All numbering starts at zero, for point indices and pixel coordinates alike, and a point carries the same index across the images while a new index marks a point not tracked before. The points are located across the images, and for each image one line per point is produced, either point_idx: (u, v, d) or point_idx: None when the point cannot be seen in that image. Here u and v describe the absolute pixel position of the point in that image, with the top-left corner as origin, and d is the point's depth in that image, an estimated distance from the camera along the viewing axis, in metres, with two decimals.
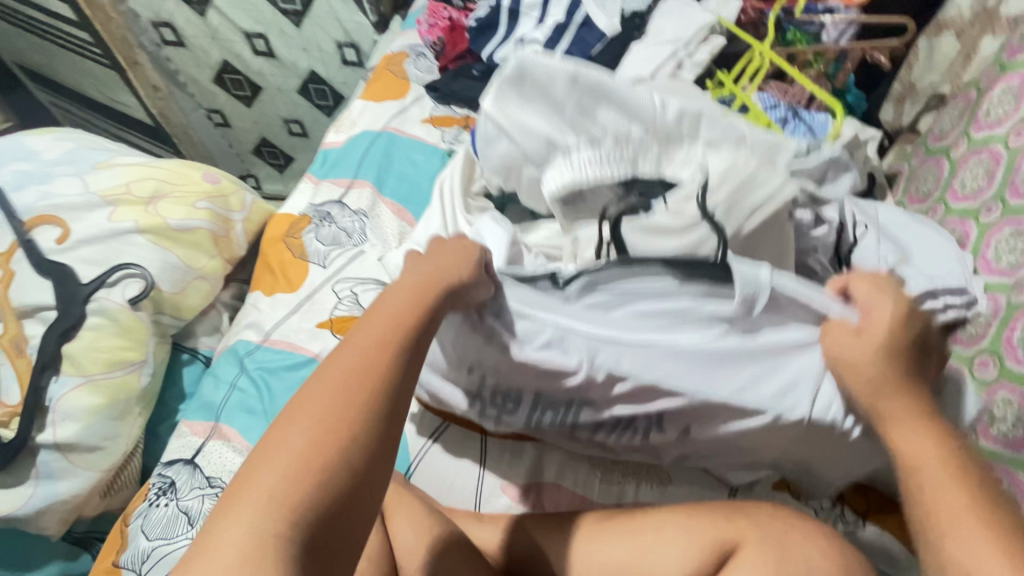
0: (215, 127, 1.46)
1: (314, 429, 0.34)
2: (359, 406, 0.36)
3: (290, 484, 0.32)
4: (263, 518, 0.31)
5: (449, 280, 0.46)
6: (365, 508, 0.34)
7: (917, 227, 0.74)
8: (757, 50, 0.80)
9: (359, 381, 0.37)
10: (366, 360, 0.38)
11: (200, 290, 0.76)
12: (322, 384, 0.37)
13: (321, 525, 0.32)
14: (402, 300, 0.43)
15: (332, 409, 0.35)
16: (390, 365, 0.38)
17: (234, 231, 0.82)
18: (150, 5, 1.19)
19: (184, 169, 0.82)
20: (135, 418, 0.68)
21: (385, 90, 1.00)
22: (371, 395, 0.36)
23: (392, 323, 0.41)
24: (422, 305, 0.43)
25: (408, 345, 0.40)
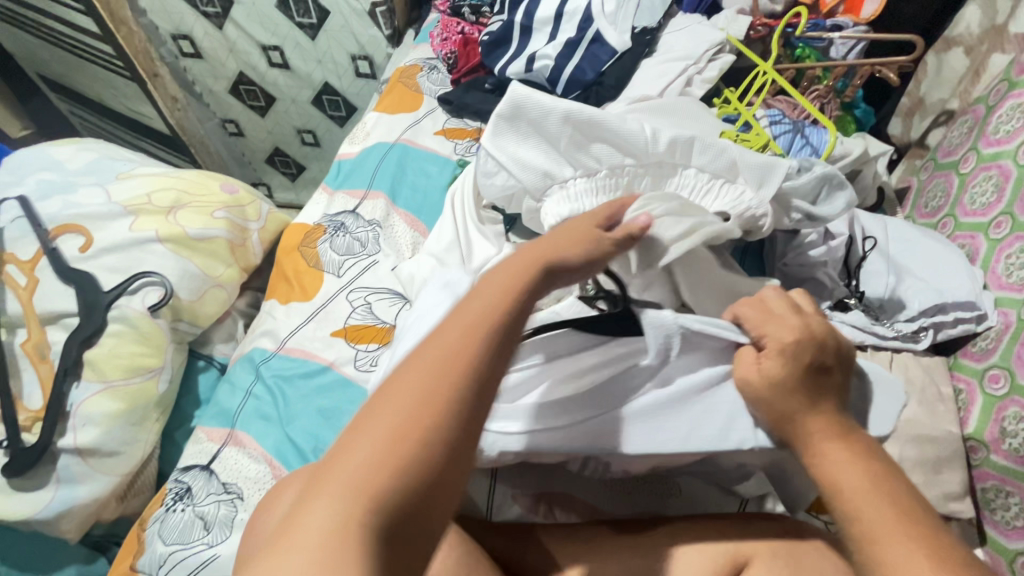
0: (229, 136, 1.50)
1: (402, 409, 0.31)
2: (453, 388, 0.32)
3: (375, 466, 0.29)
4: (344, 501, 0.28)
5: (554, 257, 0.42)
6: (448, 501, 0.31)
7: (920, 242, 0.75)
8: (762, 69, 0.81)
9: (451, 359, 0.33)
10: (464, 337, 0.34)
11: (217, 298, 0.78)
12: (416, 361, 0.34)
13: (405, 514, 0.29)
14: (505, 276, 0.40)
15: (424, 390, 0.32)
16: (484, 347, 0.34)
17: (250, 240, 0.84)
18: (170, 19, 1.22)
19: (202, 179, 0.84)
20: (152, 424, 0.69)
21: (398, 104, 1.02)
22: (466, 376, 0.33)
23: (489, 300, 0.37)
24: (523, 283, 0.39)
25: (506, 325, 0.36)
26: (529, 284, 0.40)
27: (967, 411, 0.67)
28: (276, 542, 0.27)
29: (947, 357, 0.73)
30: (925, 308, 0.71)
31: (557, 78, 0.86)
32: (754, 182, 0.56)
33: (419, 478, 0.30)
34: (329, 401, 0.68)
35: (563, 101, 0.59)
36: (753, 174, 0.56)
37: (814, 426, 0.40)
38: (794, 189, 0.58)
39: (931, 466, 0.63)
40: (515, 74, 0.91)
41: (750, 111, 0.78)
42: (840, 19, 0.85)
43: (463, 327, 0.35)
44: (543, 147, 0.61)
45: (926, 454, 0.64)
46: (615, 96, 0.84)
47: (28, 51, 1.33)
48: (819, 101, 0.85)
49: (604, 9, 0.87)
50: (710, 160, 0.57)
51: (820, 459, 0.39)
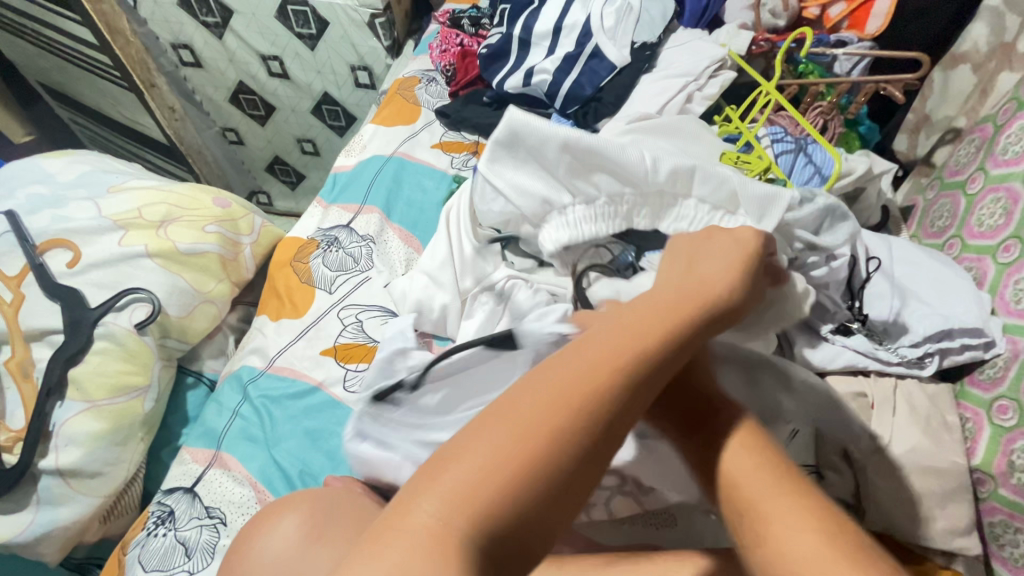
0: (229, 145, 1.50)
1: (521, 425, 0.31)
2: (580, 419, 0.31)
3: (485, 477, 0.29)
4: (452, 505, 0.28)
5: (703, 294, 0.40)
6: (545, 532, 0.30)
7: (926, 265, 0.74)
8: (766, 88, 0.81)
9: (588, 390, 0.32)
10: (604, 371, 0.33)
11: (206, 314, 0.77)
12: (543, 379, 0.33)
13: (502, 530, 0.29)
14: (656, 310, 0.38)
15: (549, 411, 0.31)
16: (621, 390, 0.33)
17: (243, 254, 0.83)
18: (170, 29, 1.22)
19: (195, 193, 0.83)
20: (137, 443, 0.68)
21: (396, 116, 1.01)
22: (591, 416, 0.31)
23: (636, 336, 0.35)
24: (669, 323, 0.37)
25: (646, 373, 0.34)
26: (682, 321, 0.37)
27: (974, 441, 0.65)
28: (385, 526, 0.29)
29: (954, 384, 0.70)
30: (930, 334, 0.69)
31: (556, 93, 0.86)
32: (755, 215, 0.55)
33: (518, 506, 0.29)
34: (316, 422, 0.66)
35: (560, 128, 0.57)
36: (753, 206, 0.55)
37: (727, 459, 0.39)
38: (796, 220, 0.62)
39: (937, 499, 0.61)
40: (513, 88, 0.90)
41: (751, 130, 0.78)
42: (843, 34, 0.84)
43: (606, 359, 0.34)
44: (540, 173, 0.59)
45: (931, 486, 0.62)
46: (614, 112, 0.82)
47: (29, 59, 1.33)
48: (821, 118, 0.83)
49: (603, 23, 0.85)
50: (711, 190, 0.57)
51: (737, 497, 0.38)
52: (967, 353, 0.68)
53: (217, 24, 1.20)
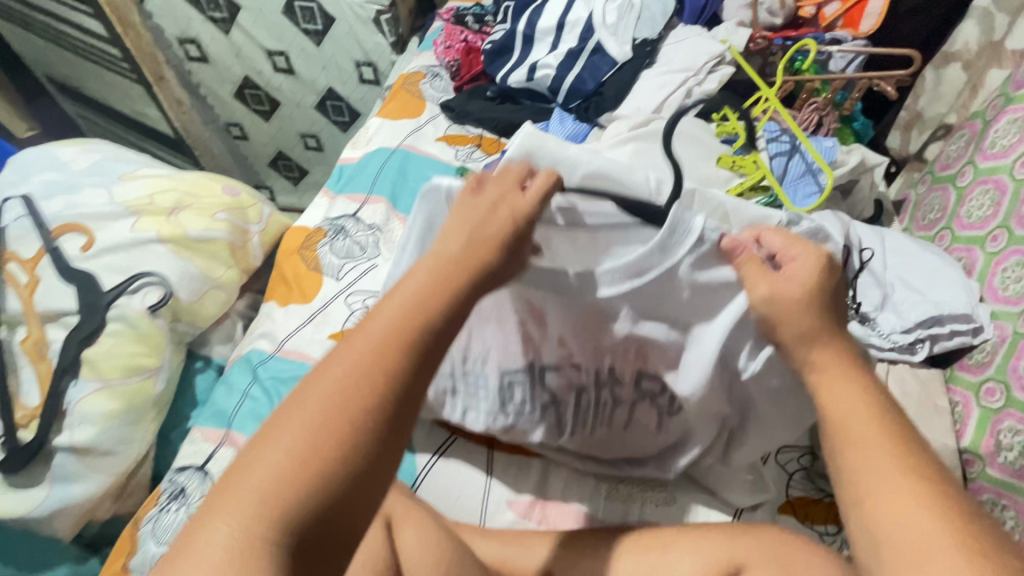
0: (232, 139, 1.51)
1: (308, 429, 0.32)
2: (363, 408, 0.33)
3: (274, 489, 0.31)
4: (247, 519, 0.31)
5: (474, 250, 0.40)
6: (357, 514, 0.33)
7: (918, 255, 0.76)
8: (764, 93, 0.82)
9: (366, 377, 0.34)
10: (371, 355, 0.34)
11: (216, 299, 0.78)
12: (319, 378, 0.34)
13: (314, 526, 0.31)
14: (417, 283, 0.38)
15: (328, 407, 0.33)
16: (399, 367, 0.34)
17: (251, 242, 0.84)
18: (176, 23, 1.23)
19: (205, 181, 0.84)
20: (149, 424, 0.69)
21: (401, 110, 1.03)
22: (367, 403, 0.33)
23: (409, 312, 0.36)
24: (443, 293, 0.38)
25: (422, 345, 0.36)
26: (446, 288, 0.38)
27: (963, 423, 0.68)
28: (183, 557, 0.31)
29: (944, 370, 0.72)
30: (920, 321, 0.70)
31: (559, 88, 0.88)
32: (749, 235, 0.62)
33: (317, 503, 0.31)
34: None
35: (571, 152, 0.62)
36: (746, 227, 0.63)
37: (838, 396, 0.39)
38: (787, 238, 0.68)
39: None
40: (516, 83, 0.92)
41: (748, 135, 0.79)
42: (838, 33, 0.87)
43: (372, 344, 0.35)
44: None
45: None
46: (615, 106, 0.85)
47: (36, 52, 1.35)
48: (817, 114, 0.86)
49: (605, 19, 0.87)
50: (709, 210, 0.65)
51: (844, 435, 0.37)
52: (958, 339, 0.70)
53: (223, 19, 1.21)
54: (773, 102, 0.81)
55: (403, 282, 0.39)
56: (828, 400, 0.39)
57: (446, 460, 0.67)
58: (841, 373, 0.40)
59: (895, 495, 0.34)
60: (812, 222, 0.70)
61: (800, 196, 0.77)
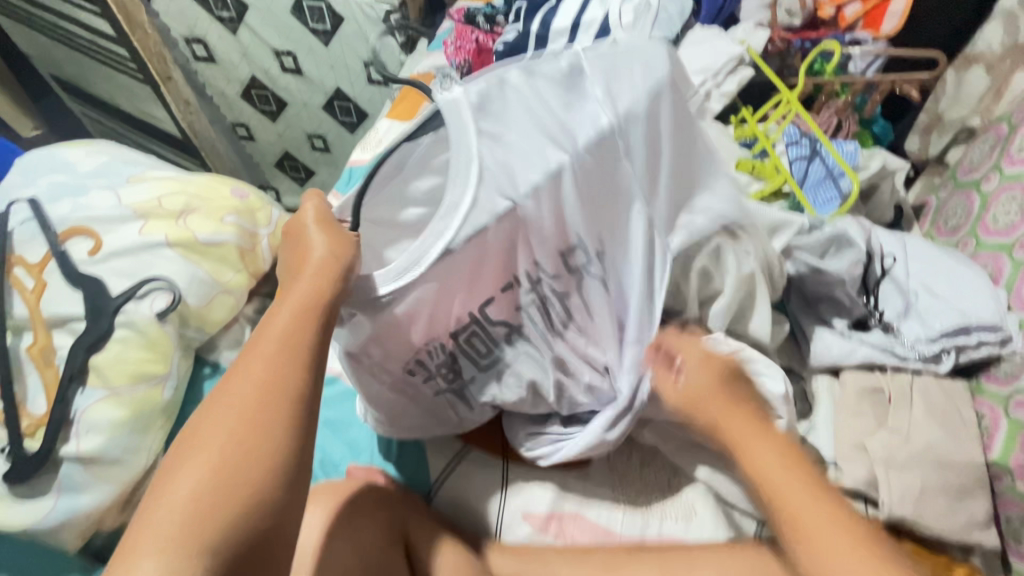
0: (239, 139, 1.50)
1: (216, 459, 0.40)
2: (271, 431, 0.42)
3: (196, 515, 0.37)
4: (174, 546, 0.36)
5: (318, 272, 0.49)
6: (279, 517, 0.40)
7: (944, 261, 0.74)
8: (784, 96, 0.81)
9: (264, 405, 0.42)
10: (257, 398, 0.43)
11: (225, 304, 0.77)
12: (219, 414, 0.42)
13: (244, 539, 0.38)
14: (279, 331, 0.47)
15: (234, 434, 0.41)
16: (291, 388, 0.44)
17: (260, 246, 0.83)
18: (184, 23, 1.23)
19: (213, 184, 0.83)
20: (157, 432, 0.68)
21: (412, 111, 1.01)
22: (270, 424, 0.42)
23: (286, 344, 0.46)
24: (309, 322, 0.47)
25: (305, 368, 0.46)
26: (308, 328, 0.47)
27: (990, 436, 0.66)
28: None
29: (969, 380, 0.71)
30: (946, 329, 0.69)
31: None
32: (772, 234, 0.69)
33: (242, 515, 0.39)
34: (336, 413, 0.70)
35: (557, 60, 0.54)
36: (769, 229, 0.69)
37: (761, 458, 0.49)
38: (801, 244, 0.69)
39: (954, 493, 0.62)
40: None
41: (768, 138, 0.78)
42: (858, 34, 0.85)
43: (255, 389, 0.43)
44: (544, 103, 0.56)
45: (948, 481, 0.62)
46: None
47: (42, 51, 1.34)
48: (836, 117, 0.85)
49: (622, 20, 0.86)
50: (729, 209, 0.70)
51: (784, 511, 0.46)
52: (985, 349, 0.68)
53: (231, 18, 1.20)
54: (795, 105, 0.79)
55: (265, 333, 0.47)
56: (752, 461, 0.49)
57: (461, 468, 0.67)
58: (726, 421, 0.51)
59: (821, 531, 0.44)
60: (834, 226, 0.70)
61: (820, 200, 0.77)
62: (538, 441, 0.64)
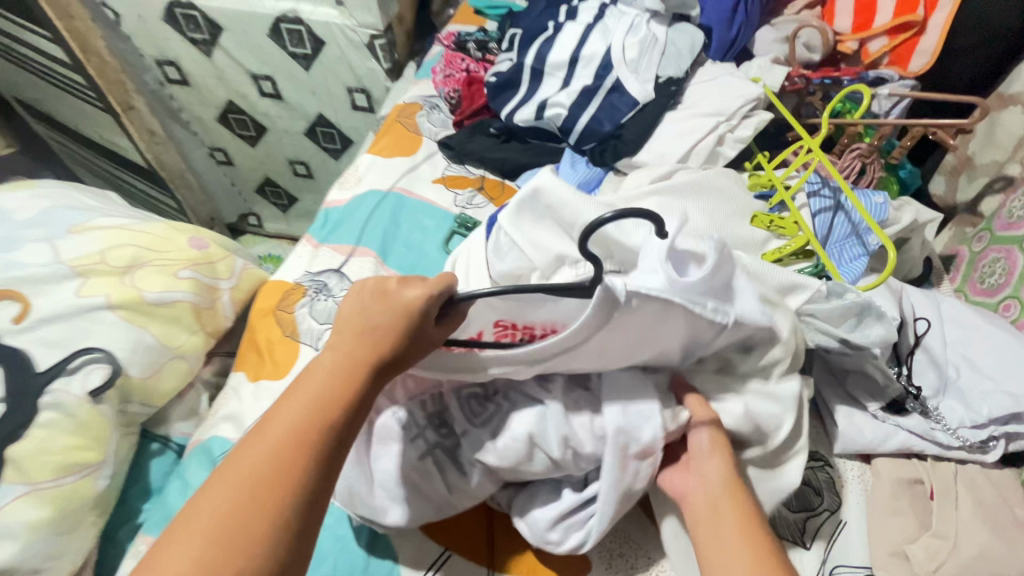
0: (218, 165, 1.43)
1: (214, 533, 0.37)
2: (277, 512, 0.38)
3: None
4: None
5: (369, 355, 0.45)
6: None
7: (984, 327, 0.67)
8: (806, 143, 0.73)
9: (272, 483, 0.39)
10: (245, 498, 0.38)
11: (176, 371, 0.69)
12: (230, 477, 0.39)
13: None
14: (310, 398, 0.43)
15: (235, 508, 0.38)
16: (303, 468, 0.40)
17: (220, 301, 0.75)
18: (155, 45, 1.15)
19: (169, 233, 0.74)
20: (86, 529, 0.59)
21: (395, 146, 0.93)
22: (277, 507, 0.39)
23: (311, 417, 0.42)
24: (346, 398, 0.44)
25: (326, 450, 0.42)
26: (337, 405, 0.43)
27: None
28: None
29: (1019, 469, 0.63)
30: (996, 416, 0.61)
31: (572, 129, 0.79)
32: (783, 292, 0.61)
33: None
34: None
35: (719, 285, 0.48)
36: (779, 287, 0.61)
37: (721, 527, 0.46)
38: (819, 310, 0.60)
39: None
40: (523, 122, 0.82)
41: (787, 191, 0.70)
42: (883, 71, 0.79)
43: (245, 488, 0.39)
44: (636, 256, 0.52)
45: None
46: (635, 151, 0.76)
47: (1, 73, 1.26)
48: (859, 161, 0.76)
49: (625, 55, 0.79)
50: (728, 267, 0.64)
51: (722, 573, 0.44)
52: None
53: (205, 41, 1.12)
54: (817, 154, 0.71)
55: (275, 418, 0.42)
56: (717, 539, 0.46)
57: None
58: (718, 500, 0.48)
59: None
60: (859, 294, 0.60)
61: (845, 259, 0.68)
62: (565, 528, 0.53)
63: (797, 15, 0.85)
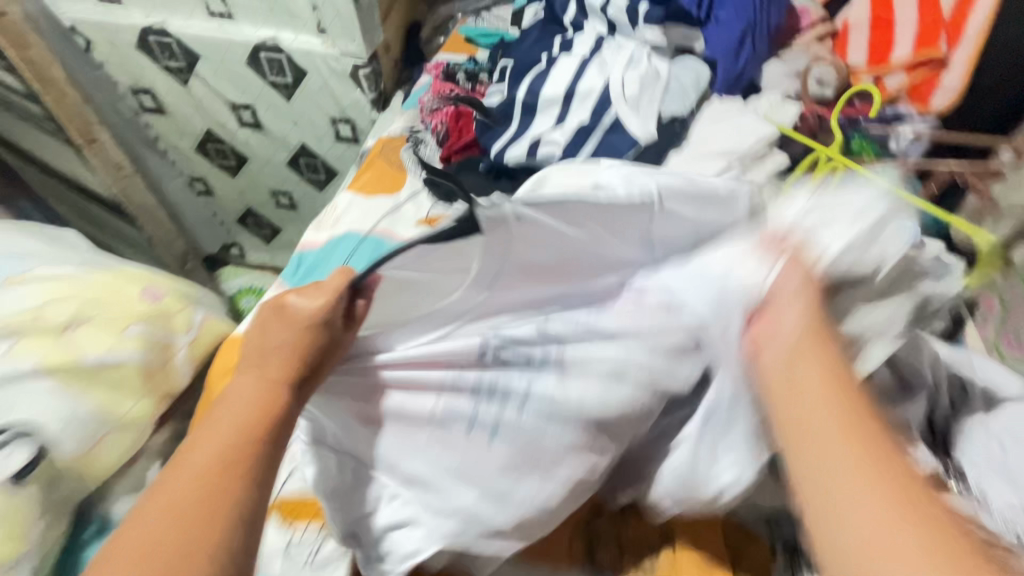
0: (198, 196, 1.37)
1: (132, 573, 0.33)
2: (202, 549, 0.34)
3: None
4: None
5: (287, 362, 0.42)
6: None
7: None
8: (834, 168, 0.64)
9: (194, 518, 0.35)
10: (167, 536, 0.34)
11: (119, 443, 0.61)
12: (148, 514, 0.36)
13: None
14: (236, 418, 0.39)
15: (156, 547, 0.34)
16: (233, 495, 0.36)
17: (176, 359, 0.67)
18: (128, 73, 1.09)
19: (119, 283, 0.67)
20: None
21: (376, 182, 0.87)
22: (202, 545, 0.34)
23: (240, 435, 0.38)
24: (273, 414, 0.40)
25: (254, 469, 0.38)
26: (266, 420, 0.40)
27: None
28: None
29: None
30: None
31: None
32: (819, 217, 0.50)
33: None
34: None
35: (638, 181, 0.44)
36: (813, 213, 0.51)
37: (807, 381, 0.36)
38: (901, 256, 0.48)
39: None
40: (512, 160, 0.75)
41: None
42: (900, 108, 0.73)
43: (171, 524, 0.35)
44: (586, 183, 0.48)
45: None
46: None
47: None
48: None
49: (625, 91, 0.73)
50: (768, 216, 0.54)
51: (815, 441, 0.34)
52: None
53: (181, 69, 1.06)
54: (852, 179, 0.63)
55: (195, 448, 0.38)
56: (793, 410, 0.36)
57: None
58: (803, 355, 0.37)
59: (850, 489, 0.32)
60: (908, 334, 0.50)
61: None
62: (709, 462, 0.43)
63: (808, 47, 0.79)
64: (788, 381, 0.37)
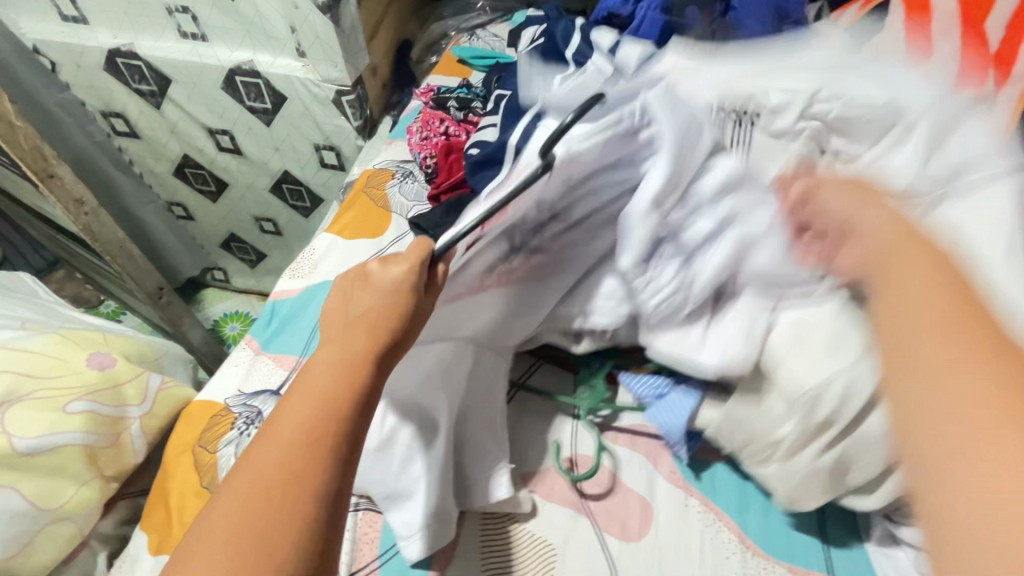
0: (177, 220, 1.30)
1: (239, 526, 0.34)
2: (304, 507, 0.35)
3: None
4: None
5: (367, 329, 0.41)
6: None
7: None
8: None
9: (287, 484, 0.35)
10: (255, 509, 0.34)
11: (58, 537, 0.53)
12: (251, 469, 0.36)
13: None
14: (323, 381, 0.39)
15: (258, 505, 0.34)
16: (323, 461, 0.36)
17: (128, 434, 0.60)
18: (98, 96, 1.02)
19: (63, 350, 0.62)
20: None
21: (359, 224, 0.80)
22: (302, 503, 0.35)
23: (328, 396, 0.38)
24: (360, 380, 0.39)
25: (345, 436, 0.37)
26: (357, 382, 0.39)
27: None
28: None
29: None
30: None
31: None
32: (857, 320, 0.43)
33: None
34: None
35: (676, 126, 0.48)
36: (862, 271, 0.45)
37: (906, 286, 0.31)
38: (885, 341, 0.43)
39: None
40: None
41: None
42: None
43: (260, 496, 0.35)
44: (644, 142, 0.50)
45: None
46: None
47: None
48: None
49: None
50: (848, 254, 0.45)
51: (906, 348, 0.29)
52: None
53: (153, 93, 0.99)
54: None
55: (286, 410, 0.38)
56: (892, 311, 0.31)
57: None
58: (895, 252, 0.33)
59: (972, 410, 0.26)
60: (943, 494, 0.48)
61: None
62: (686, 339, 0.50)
63: None
64: (886, 275, 0.33)
